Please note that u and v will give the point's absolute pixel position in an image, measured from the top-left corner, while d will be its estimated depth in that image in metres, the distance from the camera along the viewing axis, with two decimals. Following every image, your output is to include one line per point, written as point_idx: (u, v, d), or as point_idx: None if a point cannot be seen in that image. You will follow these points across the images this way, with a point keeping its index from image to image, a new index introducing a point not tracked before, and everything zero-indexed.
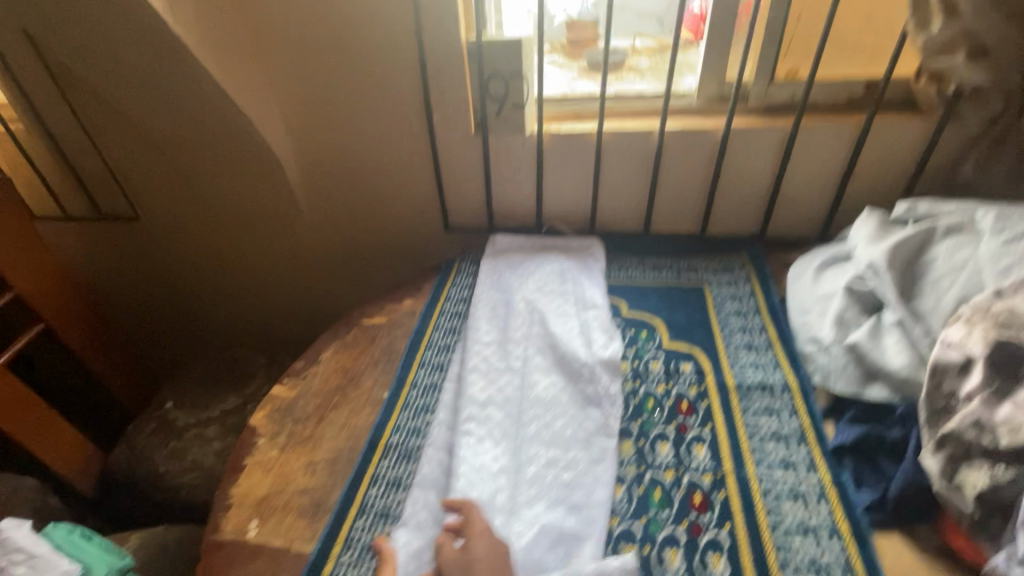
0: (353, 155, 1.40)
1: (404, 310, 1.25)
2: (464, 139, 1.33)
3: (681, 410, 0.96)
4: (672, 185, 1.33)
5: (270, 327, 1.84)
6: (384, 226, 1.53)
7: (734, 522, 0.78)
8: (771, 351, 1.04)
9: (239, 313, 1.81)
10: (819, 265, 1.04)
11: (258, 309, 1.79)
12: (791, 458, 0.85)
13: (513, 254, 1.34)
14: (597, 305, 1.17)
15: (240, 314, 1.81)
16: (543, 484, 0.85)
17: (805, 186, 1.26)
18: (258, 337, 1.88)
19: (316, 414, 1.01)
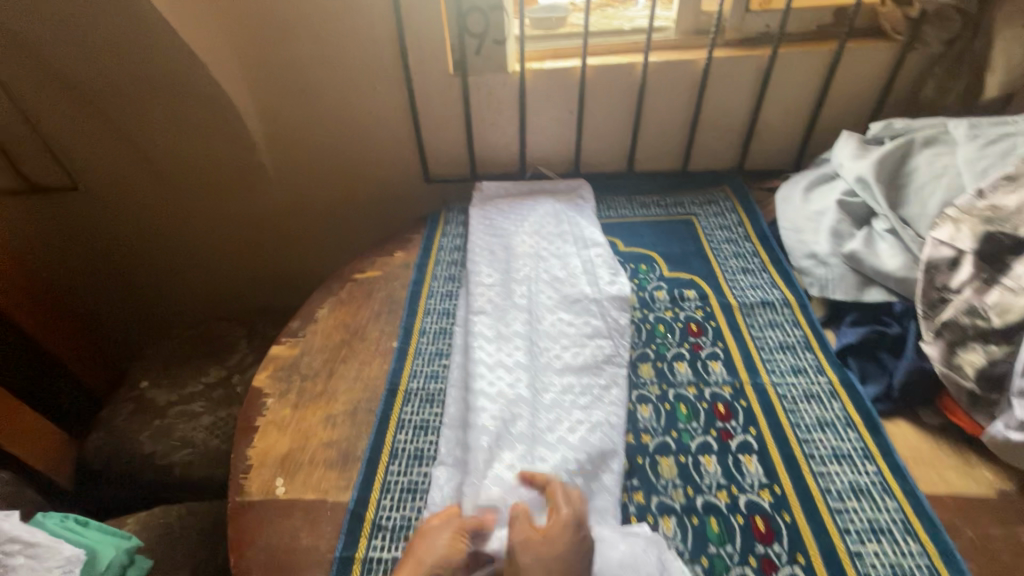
0: (322, 105, 1.31)
1: (398, 263, 1.21)
2: (442, 81, 1.27)
3: (691, 331, 0.99)
4: (655, 121, 1.33)
5: (239, 299, 1.74)
6: (360, 181, 1.46)
7: (758, 425, 0.82)
8: (766, 272, 1.08)
9: (204, 286, 1.69)
10: (806, 187, 1.10)
11: (224, 280, 1.68)
12: (801, 364, 0.91)
13: (501, 199, 1.31)
14: (597, 244, 1.17)
15: (205, 287, 1.69)
16: (562, 413, 0.84)
17: (780, 116, 1.31)
18: (225, 310, 1.77)
19: (325, 368, 0.97)
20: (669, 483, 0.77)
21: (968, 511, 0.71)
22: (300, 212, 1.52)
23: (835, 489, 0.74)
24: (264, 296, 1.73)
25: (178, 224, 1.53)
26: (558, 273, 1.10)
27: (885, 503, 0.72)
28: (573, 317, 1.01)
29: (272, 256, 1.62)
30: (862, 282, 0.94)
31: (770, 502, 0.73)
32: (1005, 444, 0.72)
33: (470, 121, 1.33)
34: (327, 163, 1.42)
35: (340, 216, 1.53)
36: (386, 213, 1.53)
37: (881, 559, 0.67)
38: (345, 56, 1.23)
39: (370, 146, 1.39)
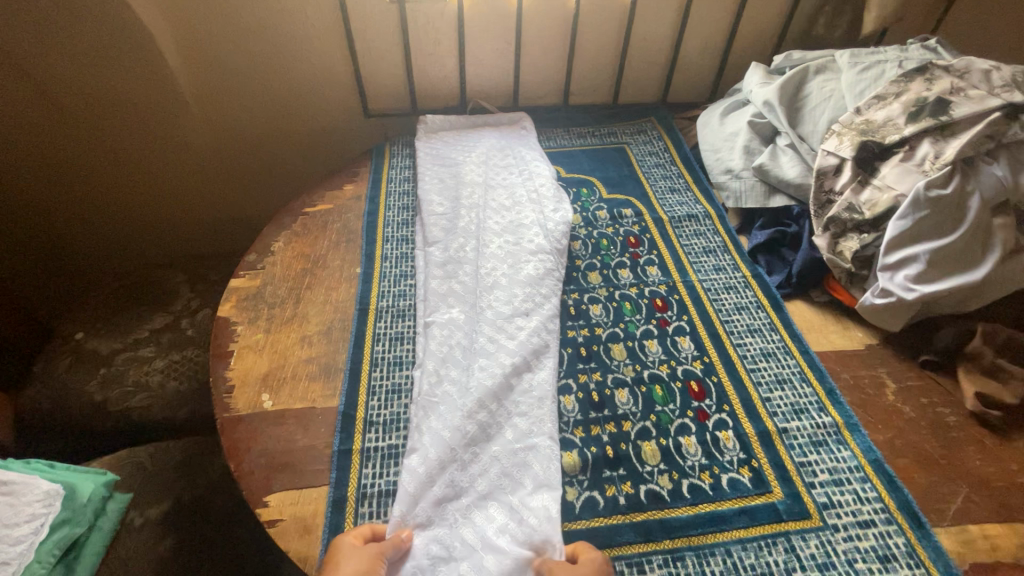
0: (248, 32, 1.24)
1: (349, 196, 1.22)
2: (378, 8, 1.24)
3: (630, 243, 1.11)
4: (588, 54, 1.40)
5: (167, 247, 1.63)
6: (295, 116, 1.42)
7: (690, 314, 0.98)
8: (690, 190, 1.22)
9: (126, 235, 1.57)
10: (723, 112, 1.24)
11: (149, 228, 1.57)
12: (721, 263, 1.06)
13: (447, 132, 1.35)
14: (545, 172, 1.21)
15: (126, 238, 1.58)
16: (508, 322, 0.92)
17: (698, 50, 1.43)
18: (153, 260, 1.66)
19: (291, 295, 0.99)
20: (621, 363, 0.90)
21: (846, 361, 0.91)
22: (228, 146, 1.45)
23: (750, 354, 0.91)
24: (190, 238, 1.63)
25: (89, 171, 1.40)
26: (503, 199, 1.14)
27: (787, 361, 0.90)
28: (519, 239, 1.06)
29: (203, 198, 1.54)
30: (769, 191, 1.10)
31: (701, 369, 0.89)
32: (872, 309, 0.92)
33: (409, 52, 1.32)
34: (256, 96, 1.36)
35: (275, 153, 1.49)
36: (324, 150, 1.51)
37: (784, 399, 0.85)
38: None
39: (304, 78, 1.35)
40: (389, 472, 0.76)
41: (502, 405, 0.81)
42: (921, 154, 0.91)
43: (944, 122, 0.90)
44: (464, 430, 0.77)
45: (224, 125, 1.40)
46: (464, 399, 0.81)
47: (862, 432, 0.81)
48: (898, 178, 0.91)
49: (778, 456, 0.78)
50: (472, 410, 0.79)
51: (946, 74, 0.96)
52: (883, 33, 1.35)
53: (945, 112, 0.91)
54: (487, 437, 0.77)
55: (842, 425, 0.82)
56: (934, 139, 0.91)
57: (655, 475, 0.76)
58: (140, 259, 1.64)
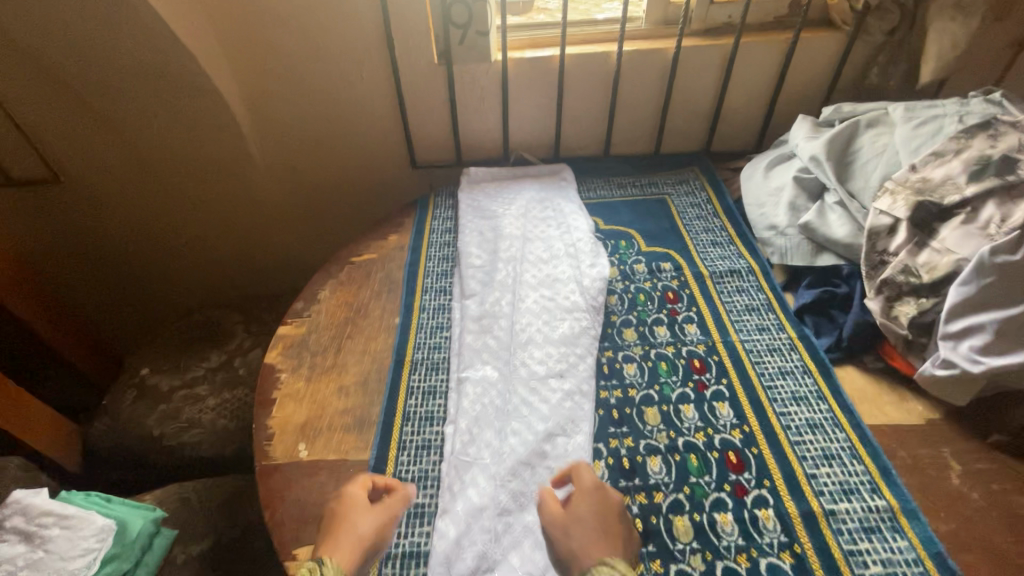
0: (310, 92, 1.34)
1: (393, 246, 1.27)
2: (427, 70, 1.32)
3: (668, 299, 1.09)
4: (629, 107, 1.42)
5: (228, 286, 1.75)
6: (347, 167, 1.50)
7: (730, 378, 0.94)
8: (734, 245, 1.19)
9: (193, 274, 1.70)
10: (768, 166, 1.20)
11: (214, 268, 1.69)
12: (765, 323, 1.02)
13: (489, 183, 1.39)
14: (585, 227, 1.21)
15: (194, 278, 1.71)
16: (541, 382, 0.91)
17: (743, 102, 1.42)
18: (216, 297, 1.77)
19: (333, 345, 1.03)
20: (654, 428, 0.87)
21: (904, 437, 0.84)
22: (288, 198, 1.55)
23: (795, 425, 0.86)
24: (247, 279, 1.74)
25: (167, 216, 1.54)
26: (541, 253, 1.15)
27: (836, 435, 0.85)
28: (555, 293, 1.06)
29: (264, 243, 1.65)
30: (816, 248, 1.05)
31: (740, 439, 0.85)
32: (934, 381, 0.85)
33: (455, 108, 1.39)
34: (314, 150, 1.46)
35: (328, 204, 1.58)
36: (373, 201, 1.59)
37: (832, 478, 0.80)
38: (331, 45, 1.27)
39: (357, 134, 1.44)
40: (414, 532, 0.76)
41: (531, 473, 0.80)
42: (985, 217, 0.85)
43: (1011, 182, 0.85)
44: (497, 500, 0.77)
45: (285, 177, 1.51)
46: (492, 463, 0.81)
47: (922, 520, 0.74)
48: (959, 241, 0.86)
49: (824, 542, 0.73)
50: (500, 477, 0.79)
51: (1013, 130, 0.91)
52: (943, 83, 1.29)
53: (1011, 171, 0.86)
54: (515, 504, 0.77)
55: (898, 510, 0.75)
56: (1000, 201, 0.85)
57: (687, 554, 0.73)
58: (204, 297, 1.77)
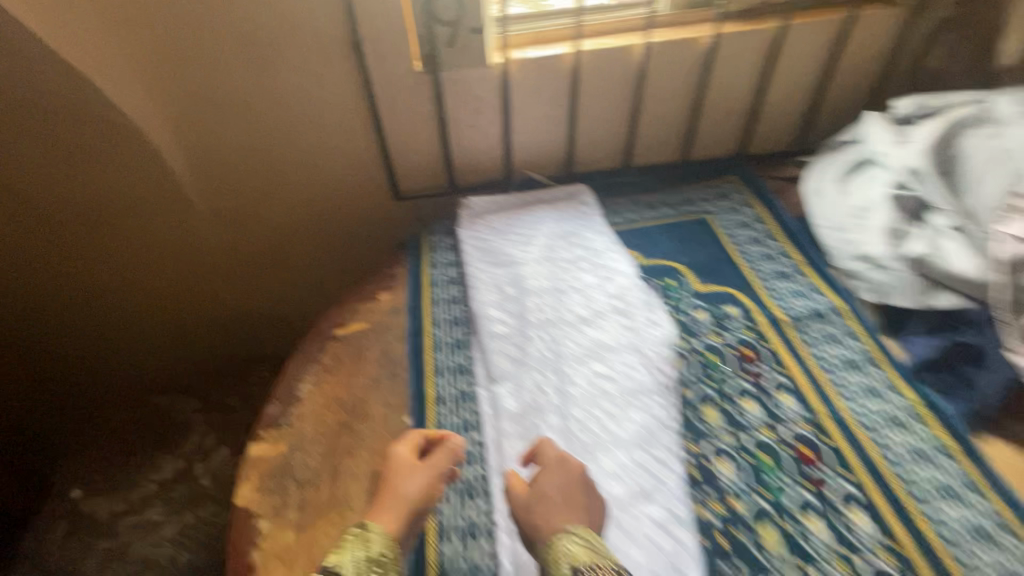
0: (259, 117, 1.06)
1: (387, 308, 1.01)
2: (409, 81, 1.05)
3: (746, 357, 0.88)
4: (653, 110, 1.19)
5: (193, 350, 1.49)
6: (316, 204, 1.22)
7: (854, 470, 0.73)
8: (807, 277, 0.99)
9: (147, 339, 1.44)
10: (841, 177, 0.99)
11: (171, 331, 1.43)
12: (874, 384, 0.82)
13: (496, 215, 1.14)
14: (628, 268, 0.98)
15: (148, 342, 1.45)
16: (620, 509, 0.68)
17: (783, 96, 1.21)
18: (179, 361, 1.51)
19: (326, 467, 0.78)
20: (780, 560, 0.66)
21: None
22: (247, 246, 1.27)
23: (957, 536, 0.67)
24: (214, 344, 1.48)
25: (98, 275, 1.28)
26: (580, 309, 0.92)
27: (1013, 545, 0.65)
28: (609, 365, 0.83)
29: (226, 299, 1.37)
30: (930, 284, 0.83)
31: (896, 566, 0.65)
32: None
33: (445, 125, 1.12)
34: (273, 186, 1.17)
35: (297, 252, 1.30)
36: (354, 244, 1.31)
37: None
38: (279, 57, 0.98)
39: (325, 165, 1.16)
40: None
41: None
42: None
43: None
44: None
45: (243, 225, 1.23)
46: None
47: None
48: None
49: None
50: None
51: None
52: None
53: None
54: None
55: None
56: None
57: None
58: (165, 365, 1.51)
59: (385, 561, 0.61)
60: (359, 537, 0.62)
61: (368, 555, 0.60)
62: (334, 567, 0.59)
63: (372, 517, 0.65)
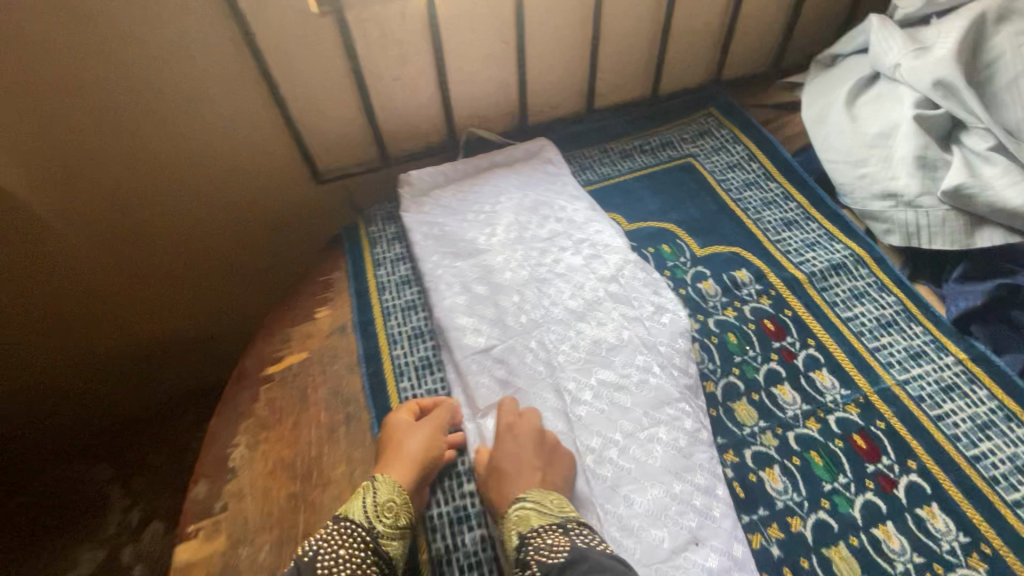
0: (105, 100, 0.77)
1: (329, 331, 0.80)
2: (306, 29, 0.80)
3: (770, 332, 0.74)
4: (615, 39, 0.98)
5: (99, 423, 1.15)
6: (216, 204, 0.96)
7: (917, 456, 0.62)
8: (816, 223, 0.86)
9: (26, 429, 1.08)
10: (847, 100, 0.84)
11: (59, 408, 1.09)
12: (916, 345, 0.71)
13: (446, 189, 0.93)
14: (617, 242, 0.81)
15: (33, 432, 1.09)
16: (666, 563, 0.55)
17: (762, 9, 1.03)
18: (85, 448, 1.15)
19: (283, 561, 0.61)
20: None
21: None
22: (134, 279, 0.99)
23: None
24: (109, 417, 1.16)
25: None
26: (569, 302, 0.75)
27: None
28: (619, 372, 0.68)
29: (127, 346, 1.07)
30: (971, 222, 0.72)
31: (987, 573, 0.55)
32: None
33: (362, 82, 0.88)
34: (154, 190, 0.89)
35: (205, 268, 1.03)
36: (277, 247, 1.07)
37: None
38: (110, 8, 0.70)
39: (215, 153, 0.89)
40: None
41: None
42: None
43: None
44: None
45: (120, 254, 0.95)
46: None
47: None
48: None
49: None
50: None
51: None
52: None
53: None
54: None
55: None
56: None
57: None
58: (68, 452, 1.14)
59: (396, 507, 0.60)
60: (367, 486, 0.61)
61: (376, 503, 0.59)
62: (345, 518, 0.58)
63: (380, 470, 0.63)
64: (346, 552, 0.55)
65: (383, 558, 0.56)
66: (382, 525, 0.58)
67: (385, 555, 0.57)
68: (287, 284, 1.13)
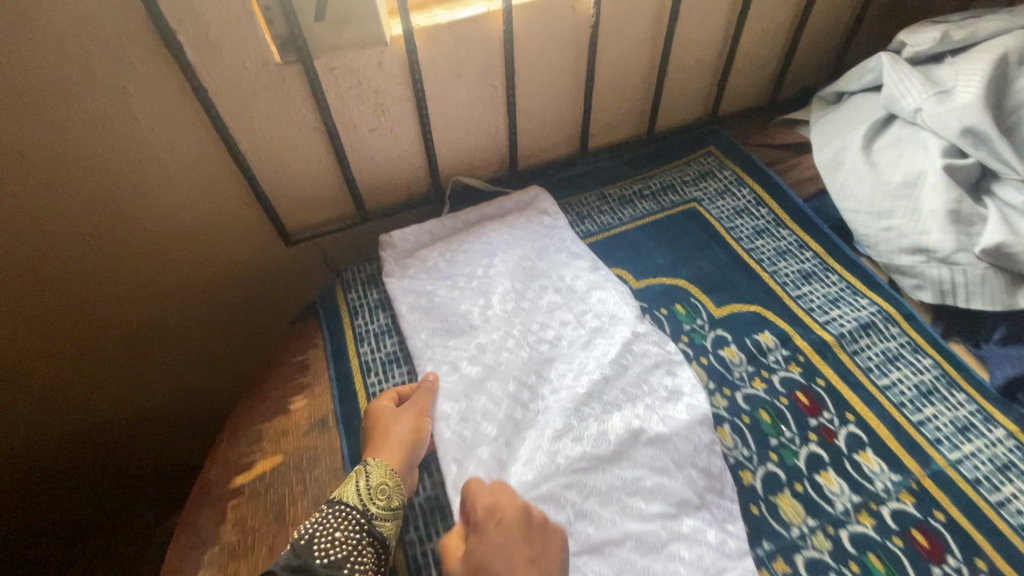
0: (27, 173, 0.66)
1: (307, 426, 0.70)
2: (269, 81, 0.71)
3: (803, 407, 0.67)
4: (609, 79, 0.91)
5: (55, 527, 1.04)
6: (171, 276, 0.84)
7: (985, 554, 0.56)
8: (836, 275, 0.80)
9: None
10: (863, 145, 0.78)
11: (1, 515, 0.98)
12: (962, 417, 0.65)
13: (432, 248, 0.84)
14: (624, 311, 0.73)
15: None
16: None
17: (758, 44, 0.98)
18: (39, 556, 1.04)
19: None
20: None
21: None
22: (77, 368, 0.87)
23: None
24: (59, 517, 1.04)
25: None
26: (576, 386, 0.66)
27: None
28: (631, 474, 0.59)
29: (71, 437, 0.95)
30: (1012, 279, 0.66)
31: None
32: None
33: (335, 135, 0.78)
34: (95, 266, 0.78)
35: (160, 345, 0.92)
36: (243, 315, 0.95)
37: None
38: (28, 64, 0.59)
39: (167, 224, 0.78)
40: None
41: None
42: None
43: None
44: None
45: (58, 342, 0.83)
46: None
47: None
48: None
49: None
50: None
51: None
52: None
53: None
54: None
55: None
56: None
57: None
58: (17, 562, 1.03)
59: (389, 488, 0.59)
60: (357, 470, 0.60)
61: (369, 486, 0.59)
62: (339, 500, 0.59)
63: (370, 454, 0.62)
64: (341, 534, 0.56)
65: (377, 538, 0.57)
66: (375, 506, 0.58)
67: (380, 535, 0.57)
68: (262, 356, 1.03)
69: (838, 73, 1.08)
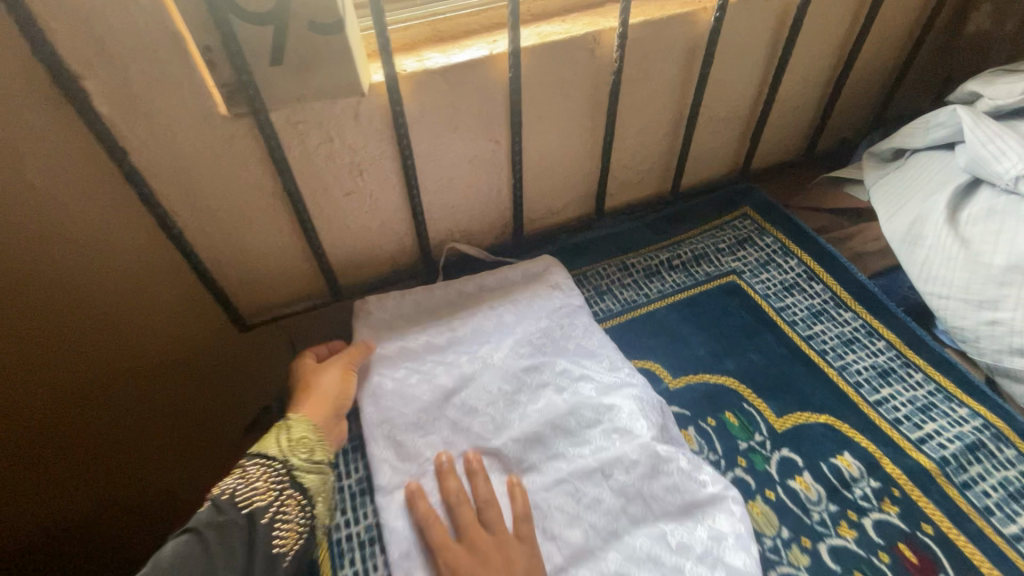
0: None
1: None
2: (211, 137, 0.55)
3: (914, 569, 0.51)
4: (631, 133, 0.77)
5: None
6: (97, 356, 0.66)
7: None
8: (921, 373, 0.65)
9: None
10: (947, 215, 0.65)
11: None
12: None
13: (417, 334, 0.67)
14: (640, 430, 0.57)
15: None
16: None
17: (797, 94, 0.85)
18: None
19: None
20: None
21: None
22: None
23: None
24: None
25: None
26: (573, 540, 0.52)
27: None
28: None
29: None
30: None
31: None
32: None
33: (299, 203, 0.63)
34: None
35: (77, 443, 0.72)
36: (184, 415, 0.78)
37: None
38: None
39: (69, 317, 0.62)
40: None
41: None
42: None
43: None
44: None
45: None
46: None
47: None
48: None
49: None
50: None
51: None
52: None
53: None
54: None
55: None
56: None
57: None
58: None
59: (310, 441, 0.56)
60: (278, 424, 0.57)
61: (290, 439, 0.56)
62: (255, 454, 0.55)
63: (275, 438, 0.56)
64: (263, 484, 0.52)
65: (300, 490, 0.53)
66: (297, 458, 0.55)
67: (301, 487, 0.53)
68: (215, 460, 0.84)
69: (881, 123, 0.96)
